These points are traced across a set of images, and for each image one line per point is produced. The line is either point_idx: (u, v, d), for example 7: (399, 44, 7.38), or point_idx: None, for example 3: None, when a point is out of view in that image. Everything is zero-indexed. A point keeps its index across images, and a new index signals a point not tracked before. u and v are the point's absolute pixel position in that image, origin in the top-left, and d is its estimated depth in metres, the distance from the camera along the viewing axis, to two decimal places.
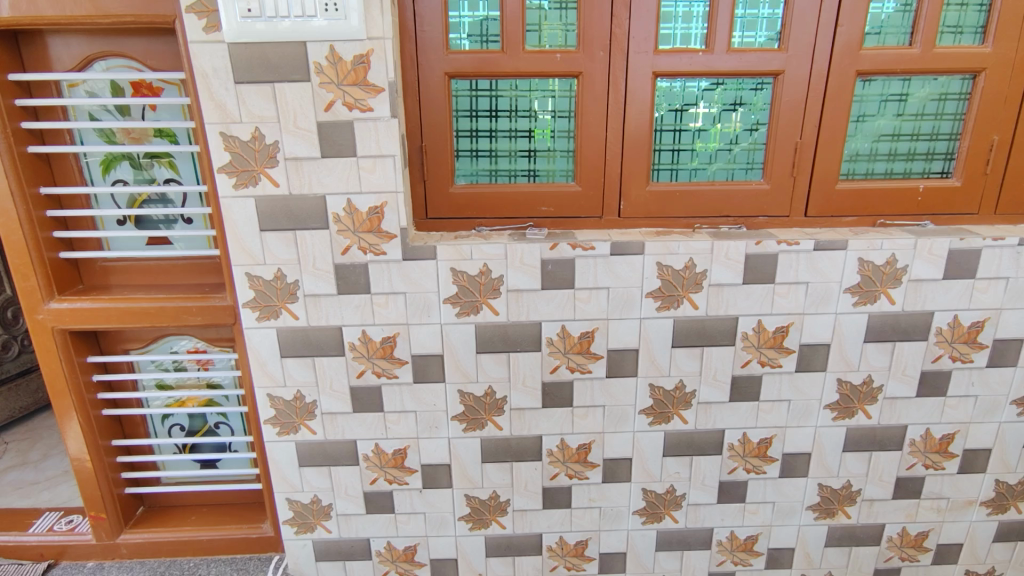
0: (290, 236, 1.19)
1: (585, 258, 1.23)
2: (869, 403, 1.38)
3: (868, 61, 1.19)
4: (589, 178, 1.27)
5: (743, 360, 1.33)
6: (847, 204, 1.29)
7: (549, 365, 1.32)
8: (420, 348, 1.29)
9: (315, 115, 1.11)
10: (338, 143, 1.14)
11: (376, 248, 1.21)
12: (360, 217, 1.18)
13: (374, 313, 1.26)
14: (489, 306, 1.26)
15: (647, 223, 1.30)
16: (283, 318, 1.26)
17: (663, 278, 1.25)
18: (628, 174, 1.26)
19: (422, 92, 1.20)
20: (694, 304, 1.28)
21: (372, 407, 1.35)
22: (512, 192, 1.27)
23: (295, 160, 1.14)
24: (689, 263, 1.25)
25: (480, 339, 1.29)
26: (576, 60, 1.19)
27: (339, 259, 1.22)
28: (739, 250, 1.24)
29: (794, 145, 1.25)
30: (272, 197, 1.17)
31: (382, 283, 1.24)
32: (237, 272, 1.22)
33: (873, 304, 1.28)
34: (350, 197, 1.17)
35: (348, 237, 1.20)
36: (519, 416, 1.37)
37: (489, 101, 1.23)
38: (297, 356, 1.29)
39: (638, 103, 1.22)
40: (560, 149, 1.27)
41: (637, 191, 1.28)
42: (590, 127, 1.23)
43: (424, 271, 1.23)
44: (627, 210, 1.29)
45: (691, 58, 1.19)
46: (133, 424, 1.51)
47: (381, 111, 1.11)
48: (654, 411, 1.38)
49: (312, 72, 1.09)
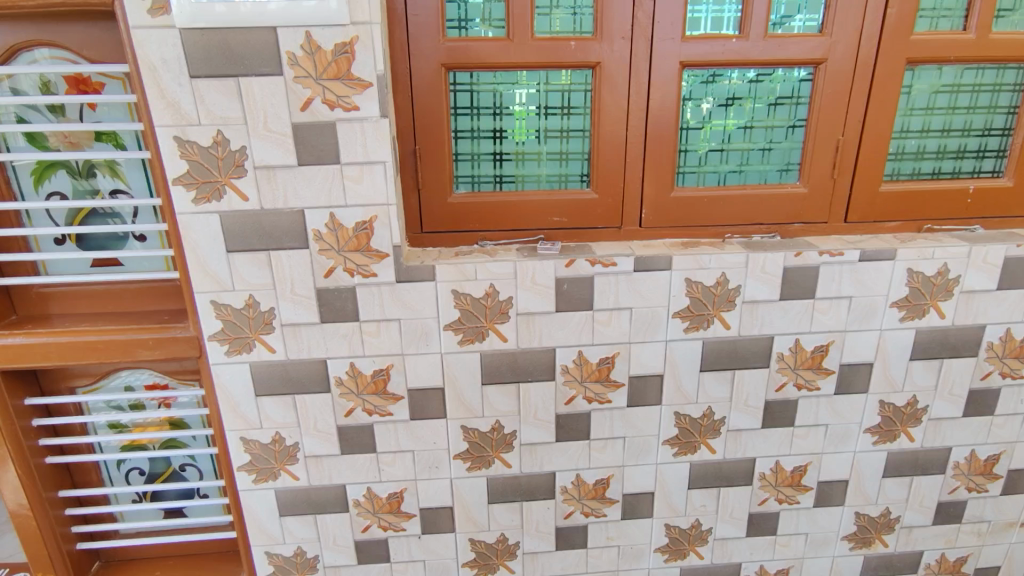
0: (263, 258, 1.02)
1: (605, 276, 1.08)
2: (912, 425, 1.26)
3: (919, 48, 1.06)
4: (607, 184, 1.12)
5: (778, 383, 1.20)
6: (892, 208, 1.16)
7: (564, 396, 1.18)
8: (417, 381, 1.14)
9: (290, 115, 0.94)
10: (318, 148, 0.96)
11: (365, 269, 1.04)
12: (345, 233, 1.02)
13: (364, 344, 1.10)
14: (496, 332, 1.11)
15: (672, 233, 1.15)
16: (258, 351, 1.08)
17: (692, 296, 1.11)
18: (650, 179, 1.12)
19: (415, 86, 1.03)
20: (726, 324, 1.14)
21: (363, 448, 1.18)
22: (520, 200, 1.11)
23: (267, 169, 0.96)
24: (721, 279, 1.10)
25: (486, 368, 1.14)
26: (593, 48, 1.03)
27: (321, 282, 1.05)
28: (777, 263, 1.10)
29: (835, 143, 1.11)
30: (240, 213, 0.99)
31: (373, 309, 1.07)
32: (200, 300, 1.04)
33: (921, 319, 1.16)
34: (333, 210, 1.00)
35: (332, 256, 1.03)
36: (530, 451, 1.22)
37: (491, 97, 1.07)
38: (275, 395, 1.11)
39: (663, 97, 1.07)
40: (574, 151, 1.12)
41: (660, 198, 1.13)
42: (608, 125, 1.08)
43: (421, 294, 1.07)
44: (649, 219, 1.14)
45: (724, 46, 1.04)
46: (83, 471, 1.32)
47: (367, 109, 0.95)
48: (679, 442, 1.24)
49: (284, 64, 0.91)
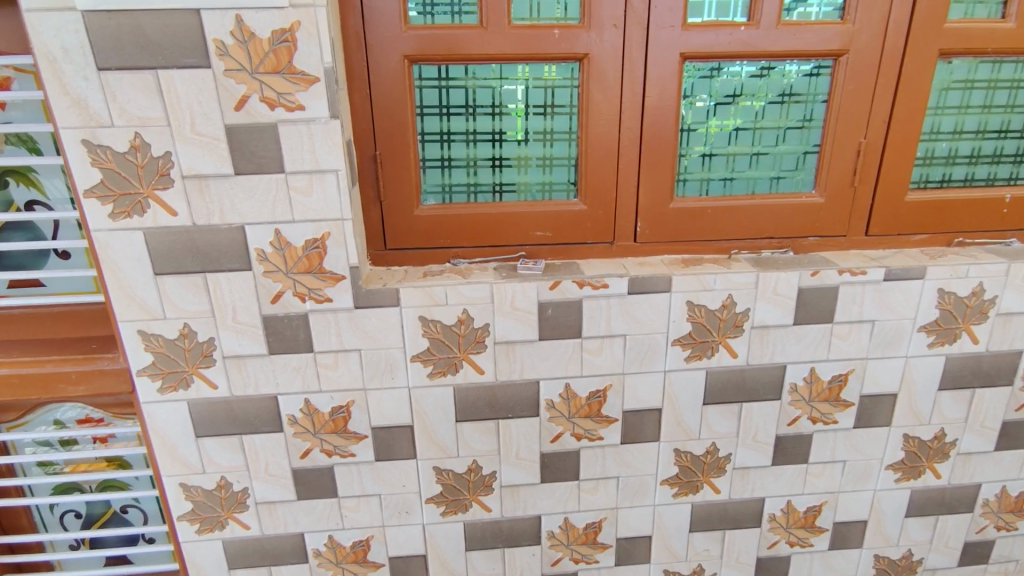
0: (198, 281, 0.88)
1: (594, 299, 0.95)
2: (939, 461, 1.13)
3: (953, 38, 0.92)
4: (597, 194, 0.98)
5: (790, 417, 1.06)
6: (919, 220, 1.03)
7: (550, 433, 1.04)
8: (382, 419, 1.00)
9: (222, 116, 0.80)
10: (257, 154, 0.82)
11: (319, 294, 0.91)
12: (294, 253, 0.88)
13: (319, 378, 0.96)
14: (471, 364, 0.97)
15: (670, 249, 1.02)
16: (197, 388, 0.94)
17: (694, 321, 0.98)
18: (646, 188, 0.98)
19: (374, 82, 0.89)
20: (733, 352, 1.01)
21: (322, 493, 1.04)
22: (498, 213, 0.98)
23: (198, 179, 0.82)
24: (728, 301, 0.97)
25: (460, 404, 1.00)
26: (579, 38, 0.89)
27: (268, 309, 0.91)
28: (791, 284, 0.97)
29: (856, 147, 0.98)
30: (168, 230, 0.85)
31: (329, 338, 0.94)
32: (124, 330, 0.89)
33: (952, 345, 1.03)
34: (279, 227, 0.86)
35: (279, 279, 0.89)
36: (512, 494, 1.08)
37: (463, 95, 0.93)
38: (218, 436, 0.97)
39: (661, 94, 0.93)
40: (559, 156, 0.98)
41: (658, 209, 0.99)
42: (597, 127, 0.94)
43: (385, 322, 0.93)
44: (645, 233, 1.00)
45: (730, 35, 0.90)
46: (12, 516, 1.18)
47: (314, 109, 0.81)
48: (679, 481, 1.10)
49: (212, 55, 0.77)
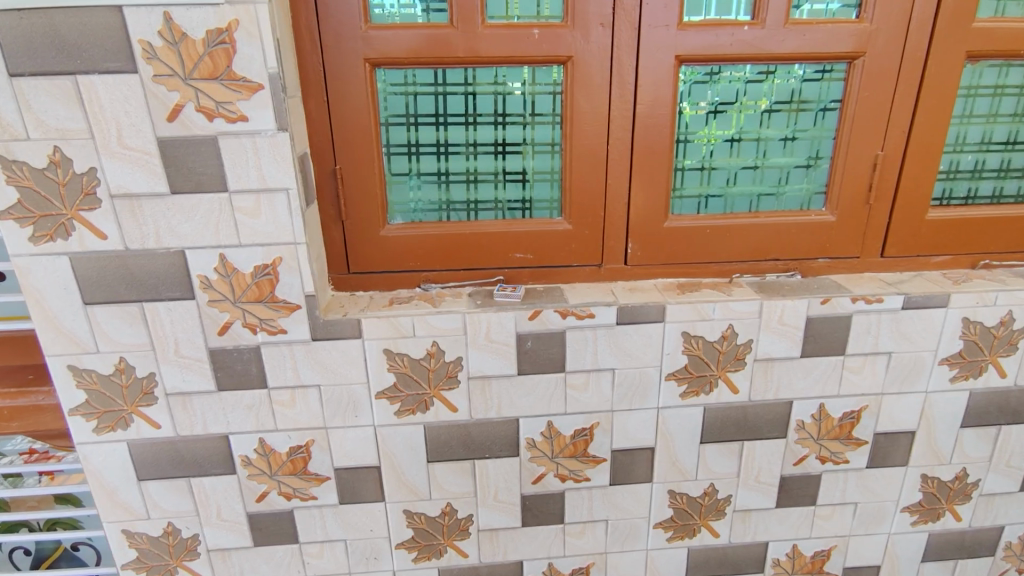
0: (134, 311, 0.78)
1: (579, 330, 0.85)
2: (960, 502, 1.03)
3: (982, 39, 0.82)
4: (584, 213, 0.88)
5: (797, 456, 0.97)
6: (941, 240, 0.93)
7: (531, 473, 0.95)
8: (346, 460, 0.90)
9: (154, 127, 0.70)
10: (195, 170, 0.72)
11: (271, 325, 0.81)
12: (242, 281, 0.78)
13: (274, 417, 0.86)
14: (443, 401, 0.88)
15: (664, 272, 0.93)
16: (137, 428, 0.85)
17: (691, 354, 0.89)
18: (637, 207, 0.89)
19: (331, 88, 0.79)
20: (733, 387, 0.91)
21: (280, 539, 0.95)
22: (473, 233, 0.88)
23: (128, 198, 0.73)
24: (728, 332, 0.88)
25: (432, 443, 0.91)
26: (562, 39, 0.80)
27: (214, 342, 0.81)
28: (799, 313, 0.87)
29: (872, 160, 0.88)
30: (98, 255, 0.75)
31: (285, 374, 0.84)
32: (54, 365, 0.80)
33: (976, 379, 0.93)
34: (224, 251, 0.77)
35: (226, 309, 0.80)
36: (491, 538, 0.99)
37: (433, 102, 0.83)
38: (163, 479, 0.88)
39: (654, 102, 0.83)
40: (541, 171, 0.88)
41: (650, 230, 0.90)
42: (583, 139, 0.85)
43: (346, 356, 0.84)
44: (636, 254, 0.91)
45: (732, 35, 0.80)
46: None
47: (259, 119, 0.71)
48: (674, 525, 1.01)
49: (139, 58, 0.67)
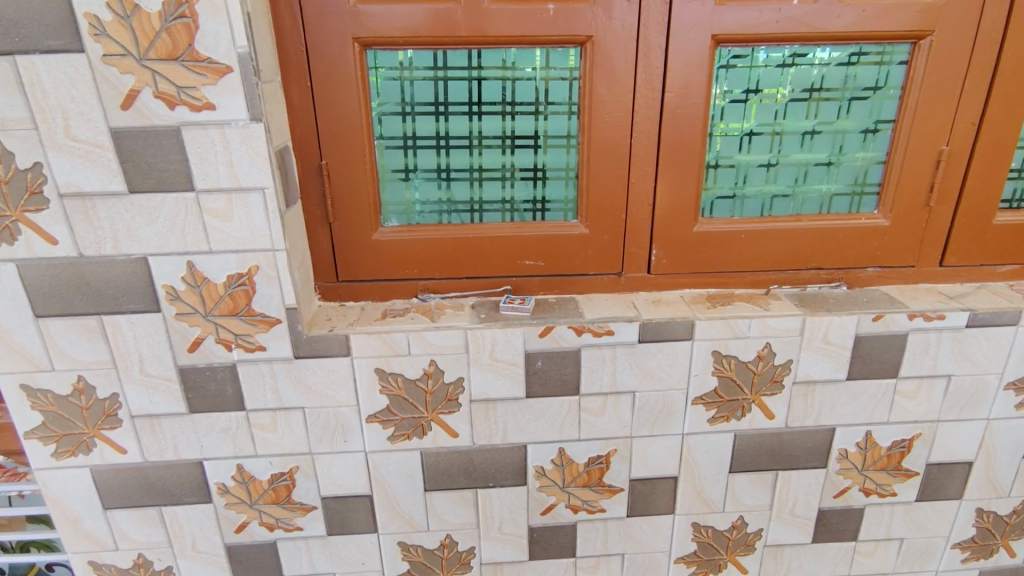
0: (92, 326, 0.69)
1: (596, 348, 0.76)
2: (1017, 538, 0.93)
3: None
4: (602, 216, 0.78)
5: (838, 488, 0.86)
6: (1009, 248, 0.82)
7: (540, 504, 0.85)
8: (334, 489, 0.81)
9: (107, 117, 0.61)
10: (156, 166, 0.63)
11: (248, 341, 0.72)
12: (214, 292, 0.69)
13: (253, 442, 0.77)
14: (442, 425, 0.79)
15: (692, 282, 0.82)
16: (102, 453, 0.76)
17: (722, 375, 0.78)
18: (663, 208, 0.78)
19: (315, 72, 0.69)
20: (768, 413, 0.81)
21: (263, 572, 0.86)
22: (476, 237, 0.78)
23: (80, 198, 0.63)
24: (765, 352, 0.77)
25: (430, 471, 0.82)
26: (581, 15, 0.69)
27: (184, 360, 0.72)
28: (847, 331, 0.76)
29: (934, 156, 0.77)
30: (48, 262, 0.66)
31: (264, 395, 0.75)
32: (5, 384, 0.71)
33: None
34: (191, 259, 0.67)
35: (196, 324, 0.70)
36: (494, 572, 0.90)
37: (432, 89, 0.73)
38: (132, 507, 0.79)
39: (686, 89, 0.73)
40: (555, 168, 0.78)
41: (677, 235, 0.80)
42: (603, 131, 0.74)
43: (333, 376, 0.75)
44: (661, 262, 0.81)
45: (778, 11, 0.70)
46: None
47: (229, 108, 0.61)
48: (698, 560, 0.91)
49: (87, 36, 0.58)
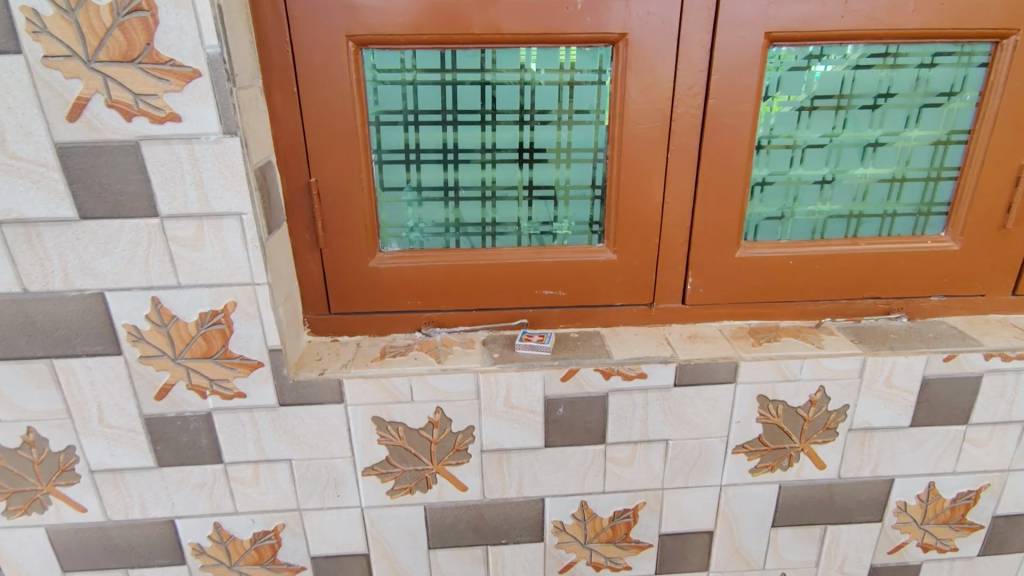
0: (42, 371, 0.59)
1: (626, 393, 0.66)
2: None
3: None
4: (632, 240, 0.68)
5: (893, 543, 0.77)
6: None
7: (559, 563, 0.75)
8: (325, 548, 0.72)
9: (51, 130, 0.51)
10: (111, 188, 0.53)
11: (226, 386, 0.62)
12: (184, 332, 0.59)
13: (232, 498, 0.68)
14: (448, 478, 0.69)
15: (733, 314, 0.73)
16: (58, 512, 0.67)
17: (769, 422, 0.68)
18: (702, 231, 0.68)
19: (303, 76, 0.59)
20: (819, 463, 0.71)
21: None
22: (488, 264, 0.69)
23: (23, 225, 0.54)
24: (819, 397, 0.67)
25: (435, 528, 0.72)
26: (613, 10, 0.59)
27: (151, 408, 0.62)
28: (913, 373, 0.67)
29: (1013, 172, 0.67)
30: None
31: (244, 446, 0.65)
32: None
33: None
34: (156, 294, 0.57)
35: (164, 368, 0.60)
36: None
37: (439, 95, 0.63)
38: (95, 569, 0.70)
39: (733, 96, 0.63)
40: (578, 185, 0.68)
41: (717, 261, 0.70)
42: (635, 144, 0.64)
43: (324, 425, 0.65)
44: (698, 291, 0.71)
45: (842, 6, 0.60)
46: None
47: (198, 119, 0.51)
48: None
49: (24, 34, 0.48)
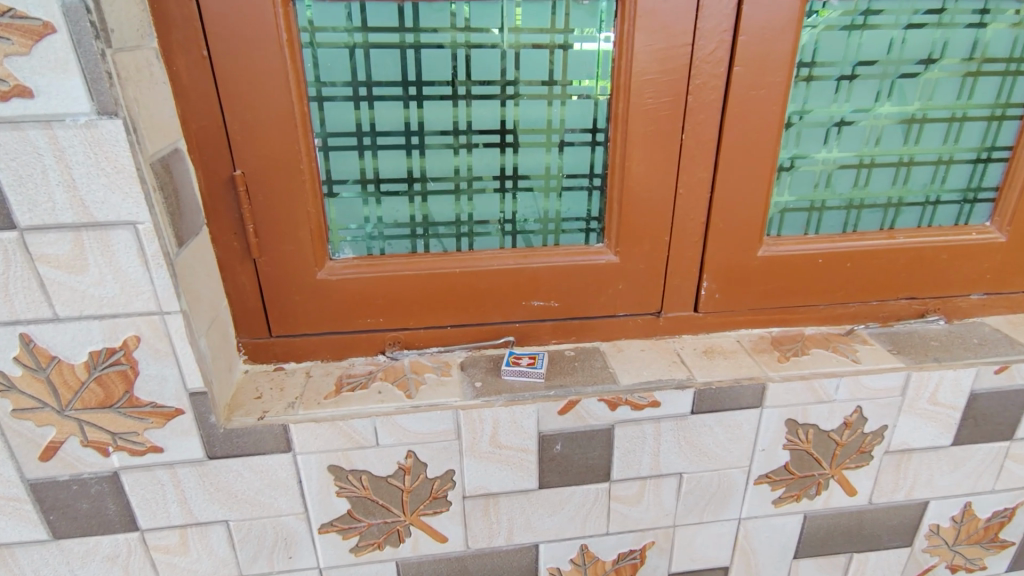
0: None
1: (636, 423, 0.55)
2: None
3: None
4: (639, 239, 0.57)
5: (922, 567, 0.70)
6: None
7: None
8: None
9: None
10: None
11: (134, 440, 0.49)
12: (70, 376, 0.45)
13: (155, 569, 0.55)
14: (424, 530, 0.57)
15: (753, 322, 0.62)
16: None
17: (798, 448, 0.59)
18: (721, 228, 0.57)
19: (216, 35, 0.45)
20: (851, 489, 0.62)
21: None
22: (465, 272, 0.56)
23: None
24: (855, 418, 0.58)
25: None
26: None
27: (37, 471, 0.49)
28: (960, 387, 0.58)
29: None
30: None
31: (165, 510, 0.52)
32: None
33: None
34: (27, 331, 0.43)
35: (48, 422, 0.46)
36: None
37: (399, 62, 0.50)
38: None
39: (763, 63, 0.51)
40: (573, 173, 0.56)
41: (737, 261, 0.59)
42: (644, 122, 0.52)
43: (267, 479, 0.52)
44: (714, 297, 0.60)
45: None
46: None
47: (58, 94, 0.37)
48: None
49: None
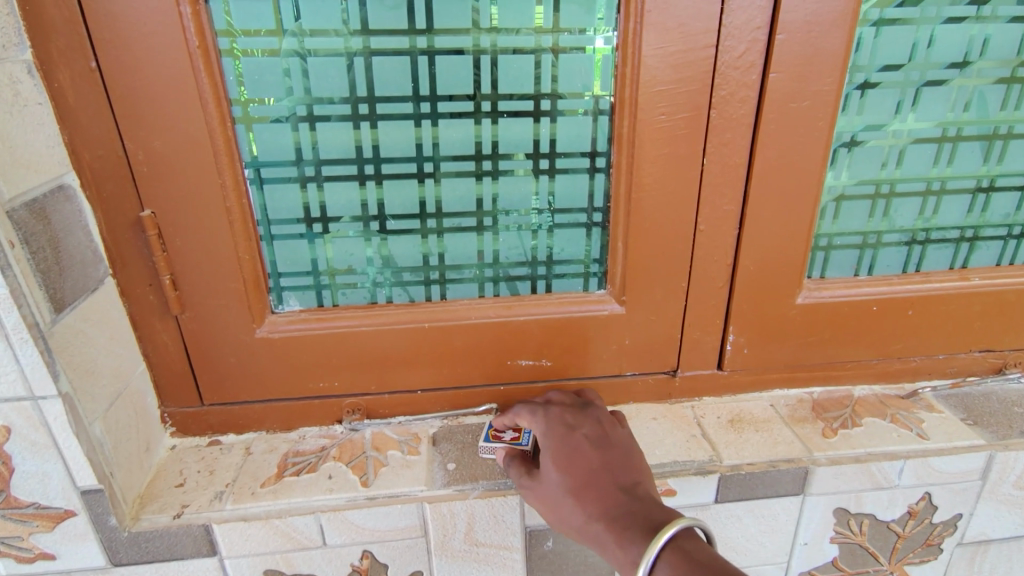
0: None
1: None
2: None
3: None
4: (650, 285, 0.46)
5: None
6: None
7: None
8: None
9: None
10: None
11: (21, 547, 0.39)
12: None
13: None
14: None
15: (791, 381, 0.51)
16: None
17: (849, 542, 0.48)
18: (752, 271, 0.46)
19: (109, 43, 0.36)
20: None
21: None
22: (436, 327, 0.46)
23: None
24: (920, 506, 0.47)
25: None
26: None
27: None
28: None
29: None
30: None
31: None
32: None
33: None
34: None
35: None
36: None
37: (346, 74, 0.40)
38: None
39: (806, 68, 0.41)
40: (568, 206, 0.45)
41: (772, 310, 0.48)
42: (656, 143, 0.42)
43: None
44: (743, 353, 0.49)
45: None
46: None
47: None
48: None
49: None
